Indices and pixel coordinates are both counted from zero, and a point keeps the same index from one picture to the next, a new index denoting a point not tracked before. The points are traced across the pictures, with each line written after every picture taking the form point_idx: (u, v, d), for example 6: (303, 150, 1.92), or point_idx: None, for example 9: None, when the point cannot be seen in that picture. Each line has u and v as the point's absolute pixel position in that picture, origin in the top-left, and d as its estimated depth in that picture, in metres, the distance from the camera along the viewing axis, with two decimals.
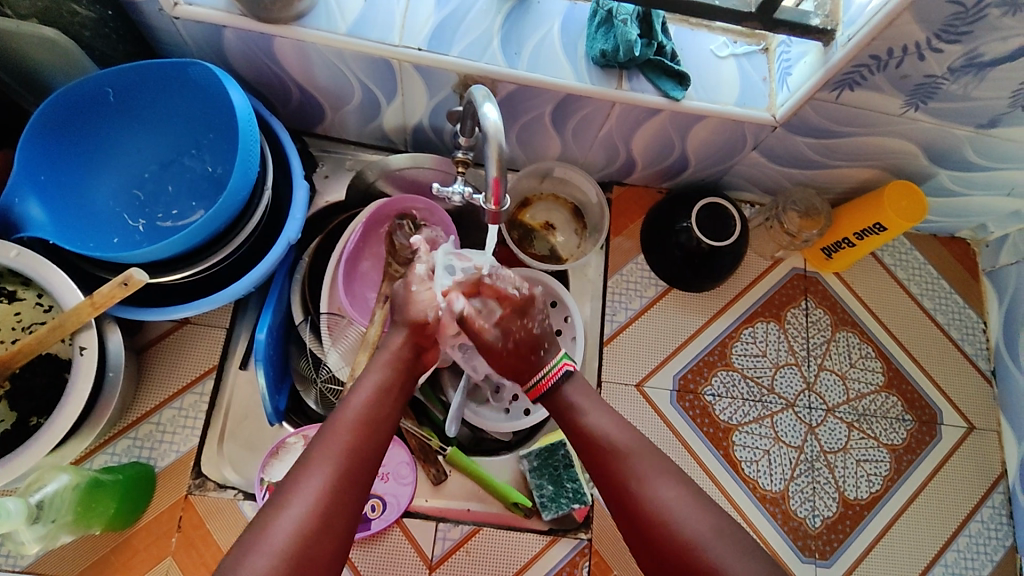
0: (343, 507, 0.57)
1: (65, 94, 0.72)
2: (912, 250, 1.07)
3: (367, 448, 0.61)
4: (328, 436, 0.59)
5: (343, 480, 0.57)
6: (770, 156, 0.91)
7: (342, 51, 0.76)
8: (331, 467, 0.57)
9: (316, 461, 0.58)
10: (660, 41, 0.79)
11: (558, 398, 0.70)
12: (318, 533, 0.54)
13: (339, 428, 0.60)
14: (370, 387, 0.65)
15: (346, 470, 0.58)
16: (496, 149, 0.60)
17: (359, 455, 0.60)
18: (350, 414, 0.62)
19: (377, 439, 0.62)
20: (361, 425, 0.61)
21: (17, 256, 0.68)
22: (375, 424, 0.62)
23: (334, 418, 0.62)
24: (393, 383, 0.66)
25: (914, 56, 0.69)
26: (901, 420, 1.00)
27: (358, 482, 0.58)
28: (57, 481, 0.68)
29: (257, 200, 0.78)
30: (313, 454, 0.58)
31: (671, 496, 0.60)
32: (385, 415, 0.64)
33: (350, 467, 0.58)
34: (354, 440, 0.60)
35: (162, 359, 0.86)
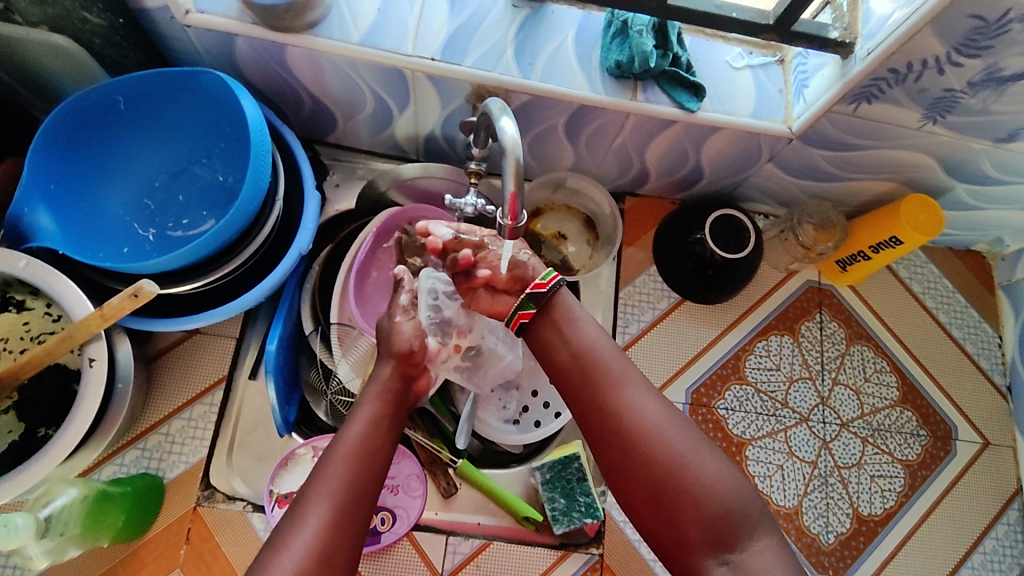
0: (344, 545, 0.56)
1: (76, 102, 0.71)
2: (928, 263, 1.06)
3: (363, 481, 0.60)
4: (325, 470, 0.60)
5: (343, 517, 0.57)
6: (786, 168, 0.90)
7: (355, 60, 0.75)
8: (330, 504, 0.57)
9: (315, 499, 0.57)
10: (675, 51, 0.78)
11: (555, 309, 0.70)
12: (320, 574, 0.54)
13: (336, 462, 0.60)
14: (366, 419, 0.65)
15: (344, 506, 0.58)
16: (514, 163, 0.59)
17: (357, 489, 0.59)
18: (347, 447, 0.62)
19: (375, 473, 0.62)
20: (357, 456, 0.61)
21: (27, 266, 0.68)
22: (372, 455, 0.62)
23: (329, 453, 0.61)
24: (387, 417, 0.67)
25: (934, 70, 0.68)
26: (915, 435, 0.98)
27: (358, 517, 0.58)
28: (66, 495, 0.67)
29: (268, 209, 0.77)
30: (312, 490, 0.58)
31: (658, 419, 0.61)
32: (382, 446, 0.64)
33: (348, 503, 0.58)
34: (352, 474, 0.60)
35: (171, 369, 0.86)
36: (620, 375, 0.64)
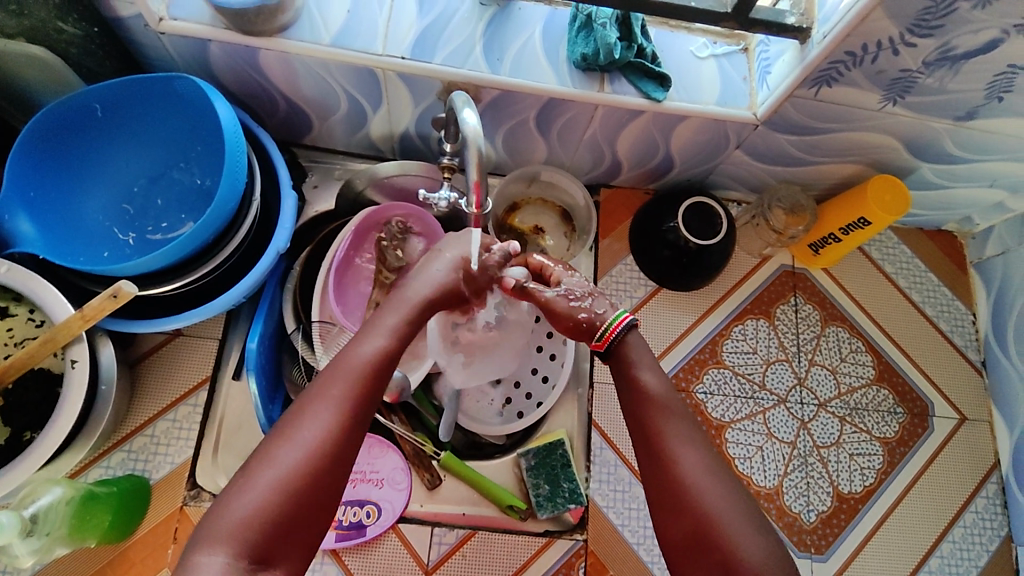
0: (345, 447, 0.59)
1: (53, 110, 0.72)
2: (899, 244, 1.08)
3: (369, 390, 0.63)
4: (335, 375, 0.62)
5: (345, 420, 0.60)
6: (754, 154, 0.92)
7: (326, 61, 0.77)
8: (336, 406, 0.60)
9: (321, 400, 0.60)
10: (640, 43, 0.80)
11: (624, 353, 0.72)
12: (318, 468, 0.57)
13: (345, 371, 0.62)
14: (381, 334, 0.67)
15: (348, 412, 0.60)
16: (475, 153, 0.61)
17: (363, 398, 0.62)
18: (359, 359, 0.64)
19: (381, 385, 0.64)
20: (363, 368, 0.63)
21: (8, 272, 0.69)
22: (382, 370, 0.64)
23: (339, 360, 0.64)
24: (401, 336, 0.68)
25: (889, 51, 0.70)
26: (892, 412, 1.00)
27: (360, 424, 0.61)
28: (51, 493, 0.68)
29: (245, 210, 0.78)
30: (316, 394, 0.61)
31: (697, 471, 0.62)
32: (391, 363, 0.66)
33: (353, 409, 0.60)
34: (360, 383, 0.62)
35: (155, 372, 0.87)
36: (665, 428, 0.65)
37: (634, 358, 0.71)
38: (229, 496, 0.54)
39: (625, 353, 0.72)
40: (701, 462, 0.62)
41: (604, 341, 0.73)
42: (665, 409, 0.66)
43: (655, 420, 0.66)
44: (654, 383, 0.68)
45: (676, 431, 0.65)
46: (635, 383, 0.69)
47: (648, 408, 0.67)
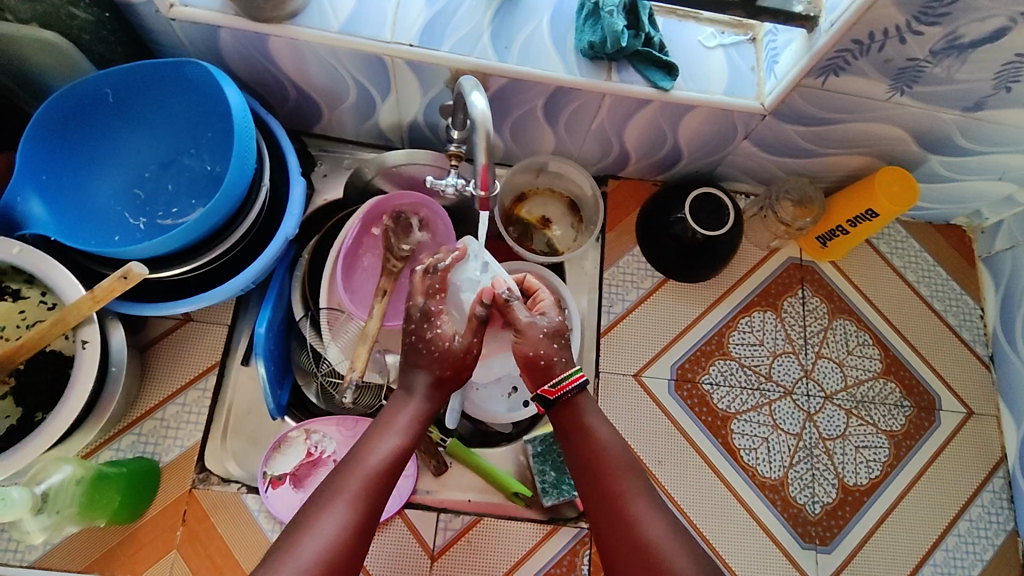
0: (354, 551, 0.61)
1: (64, 95, 0.73)
2: (908, 237, 1.08)
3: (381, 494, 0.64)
4: (349, 477, 0.64)
5: (360, 525, 0.61)
6: (762, 145, 0.92)
7: (335, 48, 0.78)
8: (348, 509, 0.61)
9: (331, 506, 0.61)
10: (647, 32, 0.80)
11: (573, 410, 0.71)
12: (330, 574, 0.58)
13: (358, 475, 0.64)
14: (397, 431, 0.68)
15: (360, 515, 0.62)
16: (484, 137, 0.62)
17: (374, 499, 0.63)
18: (373, 461, 0.65)
19: (391, 486, 0.66)
20: (375, 473, 0.64)
21: (20, 253, 0.70)
22: (393, 470, 0.66)
23: (353, 462, 0.65)
24: (414, 432, 0.69)
25: (896, 39, 0.70)
26: (899, 406, 1.00)
27: (370, 527, 0.63)
28: (62, 472, 0.69)
29: (254, 195, 0.79)
30: (331, 496, 0.62)
31: (662, 536, 0.63)
32: (404, 462, 0.67)
33: (365, 511, 0.62)
34: (373, 481, 0.64)
35: (165, 356, 0.88)
36: (624, 489, 0.67)
37: (587, 413, 0.71)
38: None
39: (574, 408, 0.71)
40: (665, 526, 0.64)
41: (555, 391, 0.71)
42: (623, 469, 0.68)
43: (613, 480, 0.67)
44: (607, 439, 0.69)
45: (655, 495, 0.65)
46: (591, 439, 0.70)
47: (603, 466, 0.68)
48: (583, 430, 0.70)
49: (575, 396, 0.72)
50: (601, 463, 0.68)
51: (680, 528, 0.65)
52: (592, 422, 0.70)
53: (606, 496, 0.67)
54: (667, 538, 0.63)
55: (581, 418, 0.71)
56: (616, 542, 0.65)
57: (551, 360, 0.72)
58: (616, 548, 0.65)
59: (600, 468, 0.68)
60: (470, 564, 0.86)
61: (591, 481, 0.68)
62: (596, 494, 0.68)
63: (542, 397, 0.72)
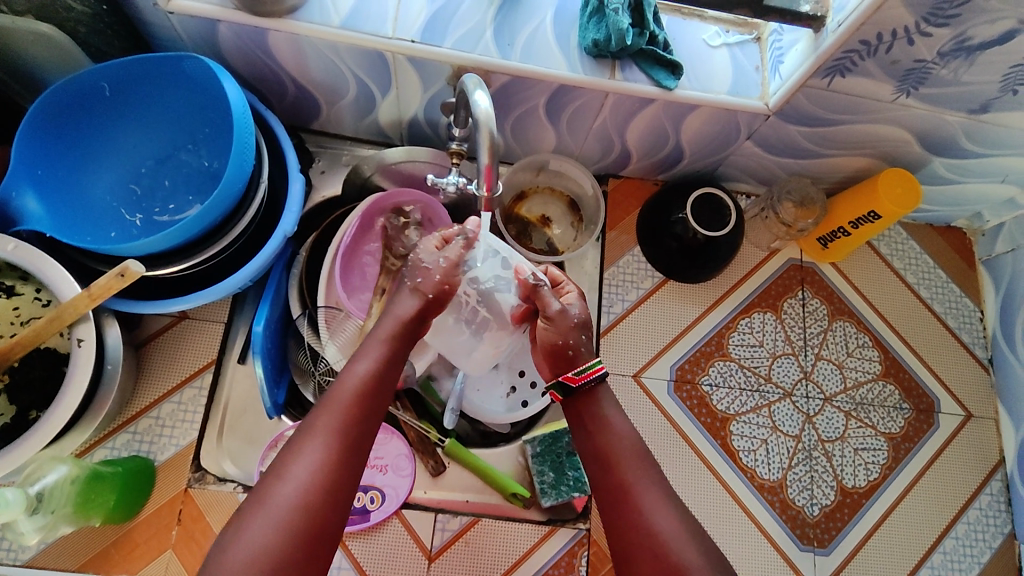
0: (342, 478, 0.59)
1: (60, 88, 0.72)
2: (909, 239, 1.08)
3: (363, 417, 0.63)
4: (326, 406, 0.62)
5: (343, 451, 0.60)
6: (765, 145, 0.92)
7: (335, 43, 0.76)
8: (328, 438, 0.60)
9: (311, 437, 0.60)
10: (652, 29, 0.79)
11: (592, 400, 0.71)
12: (318, 499, 0.57)
13: (334, 403, 0.62)
14: (371, 359, 0.66)
15: (341, 441, 0.60)
16: (487, 136, 0.61)
17: (356, 425, 0.62)
18: (348, 388, 0.63)
19: (373, 410, 0.64)
20: (354, 398, 0.63)
21: (15, 249, 0.69)
22: (372, 392, 0.64)
23: (331, 391, 0.64)
24: (392, 356, 0.68)
25: (904, 40, 0.69)
26: (898, 408, 1.00)
27: (354, 451, 0.61)
28: (57, 472, 0.68)
29: (252, 193, 0.78)
30: (310, 427, 0.60)
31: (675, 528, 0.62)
32: (384, 385, 0.66)
33: (347, 437, 0.61)
34: (352, 407, 0.62)
35: (160, 354, 0.87)
36: (635, 483, 0.66)
37: (605, 407, 0.71)
38: (228, 539, 0.54)
39: (594, 398, 0.71)
40: (675, 518, 0.63)
41: (577, 379, 0.71)
42: (636, 464, 0.67)
43: (624, 473, 0.66)
44: (621, 435, 0.69)
45: (659, 497, 0.64)
46: (602, 435, 0.69)
47: (615, 460, 0.67)
48: (599, 423, 0.70)
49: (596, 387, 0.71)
50: (614, 457, 0.67)
51: (692, 521, 0.64)
52: (609, 416, 0.70)
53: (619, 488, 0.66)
54: (679, 536, 0.62)
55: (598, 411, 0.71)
56: (630, 535, 0.63)
57: (576, 351, 0.73)
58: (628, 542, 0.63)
59: (612, 465, 0.67)
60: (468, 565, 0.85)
61: (604, 474, 0.68)
62: (609, 486, 0.67)
63: (562, 384, 0.71)
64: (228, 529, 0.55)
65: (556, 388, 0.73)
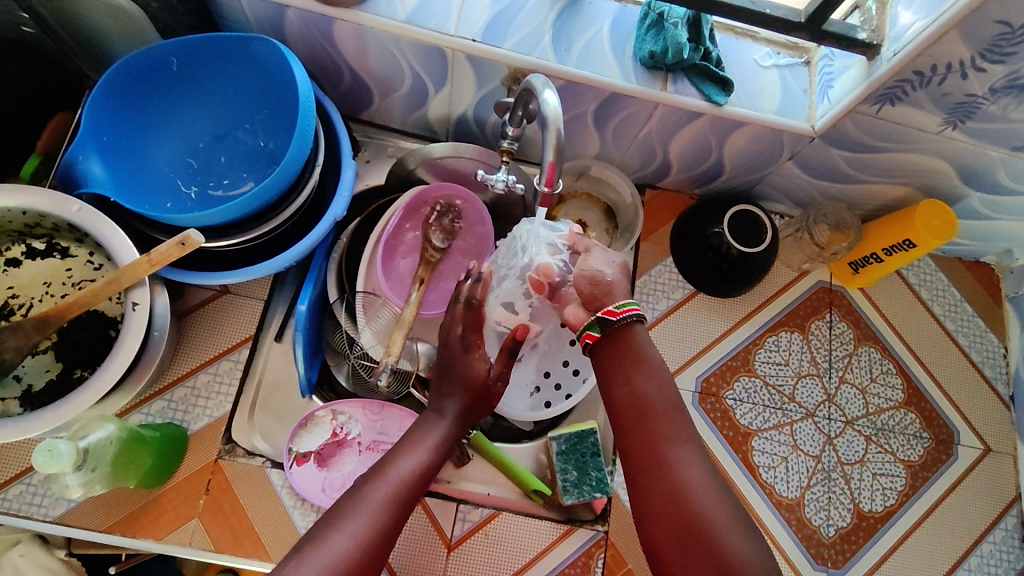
0: (384, 546, 0.59)
1: (132, 59, 0.74)
2: (937, 271, 1.09)
3: (413, 498, 0.64)
4: (379, 479, 0.63)
5: (391, 520, 0.60)
6: (805, 167, 0.93)
7: (399, 37, 0.79)
8: (382, 507, 0.60)
9: (368, 498, 0.61)
10: (707, 46, 0.81)
11: (626, 338, 0.66)
12: (363, 562, 0.57)
13: (385, 482, 0.63)
14: (423, 449, 0.67)
15: (389, 518, 0.60)
16: (554, 135, 0.63)
17: (404, 504, 0.62)
18: (403, 469, 0.64)
19: (418, 498, 0.65)
20: (412, 476, 0.64)
21: (78, 211, 0.70)
22: (423, 478, 0.66)
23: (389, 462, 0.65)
24: (442, 443, 0.69)
25: (958, 74, 0.71)
26: (918, 437, 1.00)
27: (394, 531, 0.60)
28: (102, 430, 0.71)
29: (307, 175, 0.80)
30: (367, 490, 0.62)
31: None
32: (431, 476, 0.67)
33: (398, 510, 0.61)
34: (398, 488, 0.62)
35: (199, 326, 0.88)
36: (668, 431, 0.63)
37: (642, 344, 0.66)
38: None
39: (631, 335, 0.66)
40: (704, 470, 0.61)
41: (617, 314, 0.66)
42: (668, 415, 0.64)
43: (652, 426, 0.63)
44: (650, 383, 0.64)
45: None
46: (627, 385, 0.65)
47: (649, 409, 0.64)
48: (638, 366, 0.65)
49: (633, 324, 0.66)
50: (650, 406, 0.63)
51: None
52: (648, 355, 0.66)
53: (652, 441, 0.62)
54: None
55: (634, 347, 0.66)
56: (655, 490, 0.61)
57: (612, 284, 0.69)
58: (647, 494, 0.61)
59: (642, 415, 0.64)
60: (486, 557, 0.86)
61: (633, 417, 0.64)
62: (639, 438, 0.63)
63: (600, 319, 0.66)
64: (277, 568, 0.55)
65: (592, 326, 0.67)
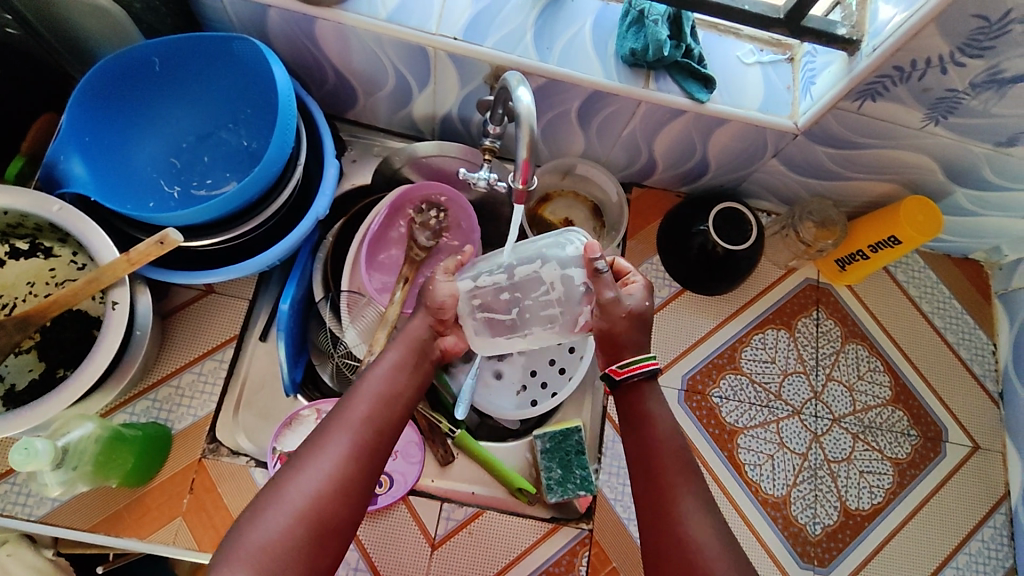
0: (361, 470, 0.60)
1: (113, 59, 0.75)
2: (926, 268, 1.09)
3: (385, 420, 0.64)
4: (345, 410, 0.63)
5: (362, 446, 0.61)
6: (790, 164, 0.93)
7: (381, 35, 0.79)
8: (348, 435, 0.61)
9: (335, 429, 0.61)
10: (688, 43, 0.81)
11: (634, 395, 0.70)
12: (339, 490, 0.58)
13: (354, 407, 0.64)
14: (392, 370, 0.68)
15: (363, 445, 0.61)
16: (527, 132, 0.63)
17: (376, 428, 0.63)
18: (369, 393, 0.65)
19: (393, 416, 0.65)
20: (379, 400, 0.65)
21: (59, 211, 0.70)
22: (393, 399, 0.66)
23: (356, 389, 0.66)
24: (415, 362, 0.70)
25: (937, 69, 0.71)
26: (906, 434, 1.00)
27: (371, 457, 0.61)
28: (83, 429, 0.72)
29: (289, 174, 0.80)
30: (334, 423, 0.62)
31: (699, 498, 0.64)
32: (404, 393, 0.67)
33: (368, 434, 0.62)
34: (369, 411, 0.64)
35: (183, 325, 0.89)
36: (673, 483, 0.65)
37: (650, 401, 0.70)
38: (245, 523, 0.55)
39: (639, 393, 0.70)
40: (707, 522, 0.62)
41: (623, 372, 0.70)
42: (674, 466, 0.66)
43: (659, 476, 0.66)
44: (657, 436, 0.68)
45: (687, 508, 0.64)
46: (637, 437, 0.69)
47: (659, 465, 0.66)
48: (644, 421, 0.69)
49: (640, 381, 0.70)
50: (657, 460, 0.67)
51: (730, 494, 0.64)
52: (654, 414, 0.69)
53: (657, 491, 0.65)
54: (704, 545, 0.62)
55: (641, 408, 0.70)
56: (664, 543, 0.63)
57: (626, 338, 0.71)
58: (658, 549, 0.63)
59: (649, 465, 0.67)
60: (470, 555, 0.86)
61: (643, 475, 0.67)
62: (647, 489, 0.66)
63: (608, 375, 0.71)
64: (250, 507, 0.57)
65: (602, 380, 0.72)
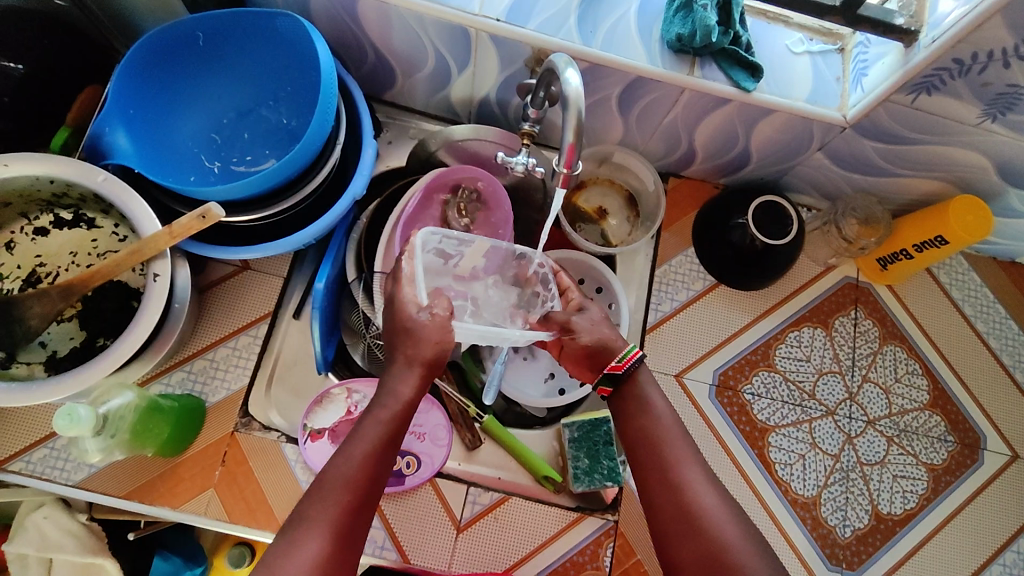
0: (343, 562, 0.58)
1: (160, 34, 0.75)
2: (970, 270, 1.05)
3: (361, 503, 0.62)
4: (319, 497, 0.60)
5: (341, 539, 0.59)
6: (835, 158, 0.91)
7: (423, 15, 0.78)
8: (326, 530, 0.58)
9: (310, 525, 0.58)
10: (737, 30, 0.79)
11: (634, 382, 0.75)
12: None
13: (334, 488, 0.61)
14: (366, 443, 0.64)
15: (341, 535, 0.59)
16: (575, 116, 0.62)
17: (353, 515, 0.60)
18: (344, 474, 0.62)
19: (368, 499, 0.62)
20: (353, 484, 0.61)
21: (104, 181, 0.71)
22: (368, 481, 0.63)
23: (329, 470, 0.62)
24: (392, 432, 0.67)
25: (999, 63, 0.68)
26: (942, 440, 0.98)
27: (351, 546, 0.59)
28: (123, 398, 0.73)
29: (328, 154, 0.80)
30: (308, 516, 0.59)
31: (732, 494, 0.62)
32: (379, 472, 0.64)
33: (344, 523, 0.59)
34: (346, 499, 0.61)
35: (219, 300, 0.89)
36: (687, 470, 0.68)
37: (646, 388, 0.75)
38: None
39: (636, 379, 0.75)
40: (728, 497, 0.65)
41: (622, 366, 0.75)
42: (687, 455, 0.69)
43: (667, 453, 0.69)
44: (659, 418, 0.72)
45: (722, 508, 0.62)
46: (637, 420, 0.73)
47: (659, 442, 0.70)
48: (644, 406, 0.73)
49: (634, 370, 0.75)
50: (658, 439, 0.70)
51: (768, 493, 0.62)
52: (654, 400, 0.73)
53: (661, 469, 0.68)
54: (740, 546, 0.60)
55: (643, 397, 0.74)
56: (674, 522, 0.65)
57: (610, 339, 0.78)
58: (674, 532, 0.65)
59: (655, 443, 0.70)
60: (495, 541, 0.86)
61: (646, 455, 0.70)
62: (650, 467, 0.69)
63: (609, 374, 0.76)
64: None
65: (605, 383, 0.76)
